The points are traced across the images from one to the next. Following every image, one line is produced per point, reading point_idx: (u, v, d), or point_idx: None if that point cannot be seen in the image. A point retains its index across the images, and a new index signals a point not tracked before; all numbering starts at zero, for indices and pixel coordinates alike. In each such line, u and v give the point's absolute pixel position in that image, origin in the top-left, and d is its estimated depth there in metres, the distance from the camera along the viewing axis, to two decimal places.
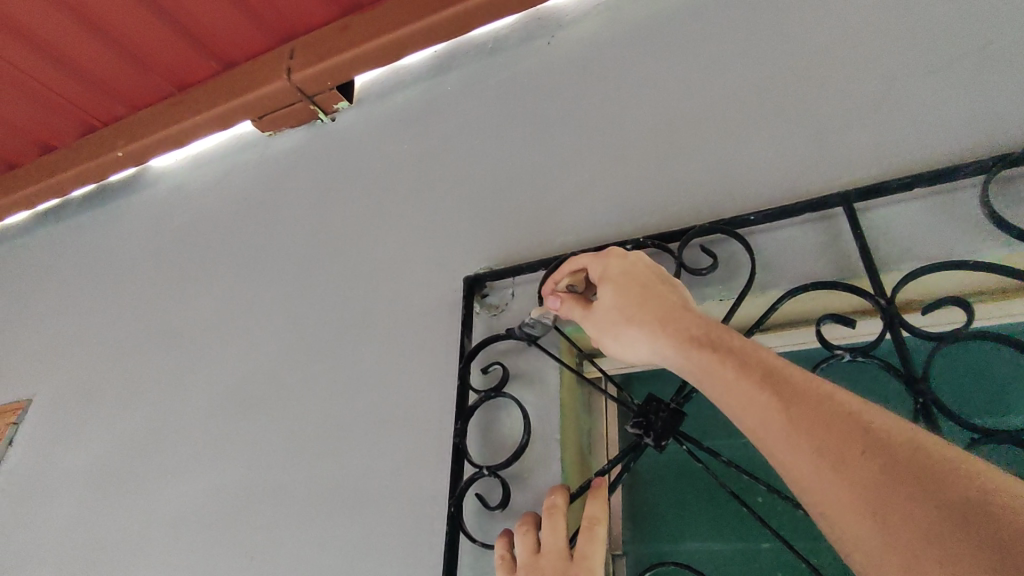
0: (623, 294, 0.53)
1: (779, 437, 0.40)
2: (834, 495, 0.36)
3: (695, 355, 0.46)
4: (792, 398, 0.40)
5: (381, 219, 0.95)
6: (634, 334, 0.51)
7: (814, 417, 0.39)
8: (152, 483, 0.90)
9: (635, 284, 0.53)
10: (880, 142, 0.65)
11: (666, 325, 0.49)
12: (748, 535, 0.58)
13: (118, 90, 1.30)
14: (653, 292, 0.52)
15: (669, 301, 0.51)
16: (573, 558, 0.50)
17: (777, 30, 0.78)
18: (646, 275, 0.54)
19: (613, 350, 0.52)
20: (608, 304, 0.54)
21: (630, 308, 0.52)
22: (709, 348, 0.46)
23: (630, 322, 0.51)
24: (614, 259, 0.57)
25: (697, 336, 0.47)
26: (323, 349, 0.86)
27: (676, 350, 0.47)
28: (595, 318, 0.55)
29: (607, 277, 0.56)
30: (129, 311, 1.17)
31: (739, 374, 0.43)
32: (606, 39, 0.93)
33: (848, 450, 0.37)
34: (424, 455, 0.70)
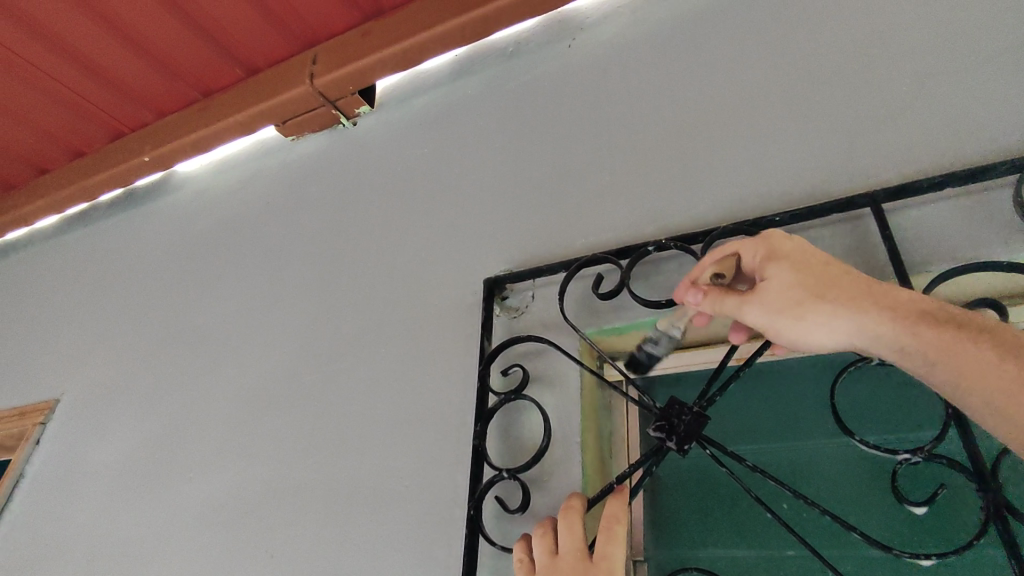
0: (803, 273, 0.49)
1: (952, 362, 0.43)
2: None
3: (908, 320, 0.44)
4: (969, 333, 0.43)
5: (400, 222, 0.96)
6: (834, 313, 0.47)
7: (1002, 347, 0.42)
8: (174, 480, 0.92)
9: (816, 261, 0.49)
10: (909, 143, 0.64)
11: (872, 302, 0.46)
12: (772, 543, 0.57)
13: (146, 96, 1.32)
14: (839, 270, 0.48)
15: (853, 273, 0.48)
16: (593, 559, 0.49)
17: (802, 32, 0.78)
18: (817, 251, 0.51)
19: (801, 332, 0.48)
20: (783, 283, 0.49)
21: (818, 285, 0.48)
22: (927, 314, 0.45)
23: (821, 299, 0.47)
24: (775, 239, 0.53)
25: (897, 301, 0.46)
26: (344, 351, 0.87)
27: (892, 323, 0.45)
28: (764, 302, 0.50)
29: (775, 257, 0.51)
30: (155, 311, 1.20)
31: (921, 316, 0.45)
32: (627, 40, 0.93)
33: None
34: (443, 457, 0.70)
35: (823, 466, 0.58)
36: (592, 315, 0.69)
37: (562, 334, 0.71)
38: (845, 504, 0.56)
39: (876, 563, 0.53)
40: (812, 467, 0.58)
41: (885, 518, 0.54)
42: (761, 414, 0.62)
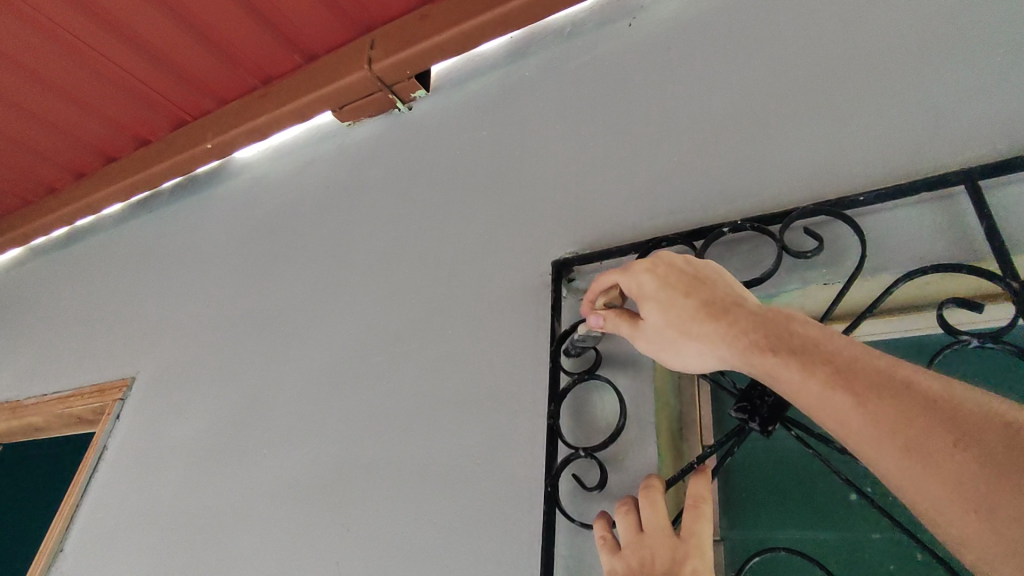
0: (667, 310, 0.54)
1: (810, 395, 0.43)
2: (878, 449, 0.39)
3: (742, 349, 0.48)
4: (816, 362, 0.44)
5: (460, 205, 0.97)
6: (693, 345, 0.52)
7: (834, 378, 0.42)
8: (248, 455, 0.97)
9: (675, 294, 0.54)
10: (1006, 116, 0.61)
11: (718, 332, 0.50)
12: (855, 525, 0.57)
13: (206, 84, 1.36)
14: (694, 299, 0.53)
15: (705, 299, 0.52)
16: (681, 537, 0.49)
17: (883, 2, 0.74)
18: (680, 279, 0.55)
19: (677, 363, 0.54)
20: (656, 322, 0.55)
21: (678, 320, 0.53)
22: (761, 344, 0.47)
23: (685, 334, 0.52)
24: (641, 274, 0.57)
25: (734, 324, 0.49)
26: (409, 333, 0.89)
27: (733, 351, 0.49)
28: (646, 336, 0.56)
29: (646, 296, 0.56)
30: (221, 294, 1.25)
31: (763, 346, 0.47)
32: (690, 18, 0.91)
33: (876, 406, 0.40)
34: (516, 436, 0.71)
35: None
36: None
37: None
38: None
39: None
40: None
41: None
42: None
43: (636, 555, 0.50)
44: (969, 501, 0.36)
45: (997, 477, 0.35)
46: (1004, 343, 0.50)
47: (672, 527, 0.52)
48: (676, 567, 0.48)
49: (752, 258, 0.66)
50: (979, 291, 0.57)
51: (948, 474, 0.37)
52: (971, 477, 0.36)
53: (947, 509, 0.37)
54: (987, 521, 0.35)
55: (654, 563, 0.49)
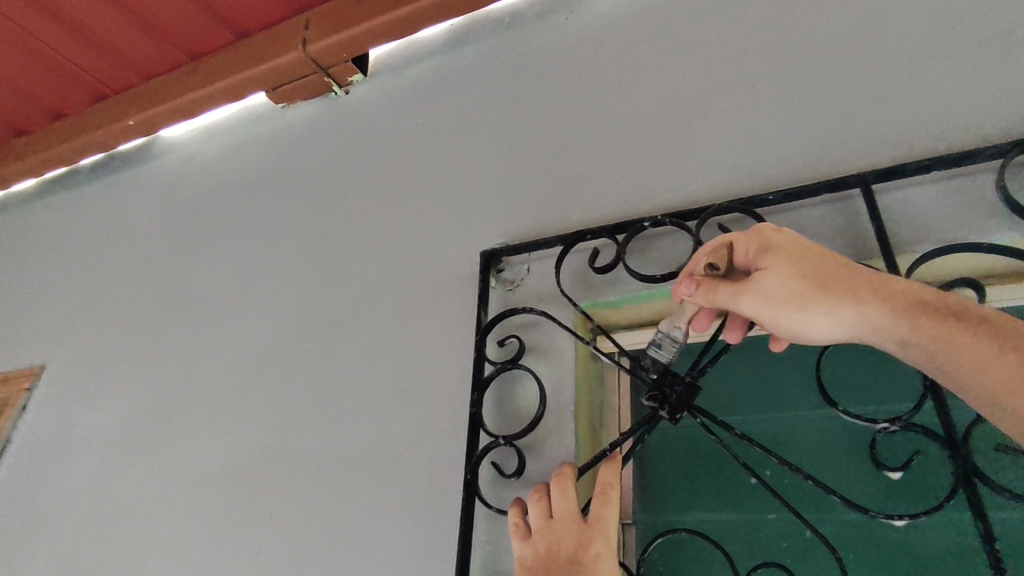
0: (798, 266, 0.48)
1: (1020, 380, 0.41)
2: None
3: (917, 323, 0.44)
4: (1017, 343, 0.42)
5: (394, 193, 0.96)
6: (843, 311, 0.46)
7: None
8: (166, 447, 0.93)
9: (808, 252, 0.49)
10: (903, 124, 0.65)
11: (882, 300, 0.46)
12: (754, 506, 0.61)
13: (129, 58, 1.28)
14: (842, 263, 0.48)
15: (845, 262, 0.48)
16: (587, 522, 0.51)
17: (801, 9, 0.78)
18: (817, 243, 0.50)
19: (799, 327, 0.48)
20: (778, 276, 0.49)
21: (811, 277, 0.48)
22: (941, 313, 0.44)
23: (818, 292, 0.47)
24: (764, 229, 0.52)
25: (898, 293, 0.46)
26: (338, 321, 0.87)
27: (903, 321, 0.45)
28: (767, 297, 0.49)
29: (768, 249, 0.51)
30: (141, 279, 1.19)
31: (944, 318, 0.44)
32: (625, 16, 0.92)
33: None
34: (440, 426, 0.71)
35: (805, 434, 0.60)
36: (587, 288, 0.71)
37: (558, 307, 0.72)
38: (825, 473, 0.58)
39: (853, 526, 0.56)
40: (794, 438, 0.60)
41: (865, 486, 0.57)
42: (747, 385, 0.64)
43: (545, 541, 0.52)
44: None
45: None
46: None
47: (581, 513, 0.53)
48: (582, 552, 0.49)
49: (669, 253, 0.68)
50: None
51: None
52: None
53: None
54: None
55: (560, 549, 0.50)
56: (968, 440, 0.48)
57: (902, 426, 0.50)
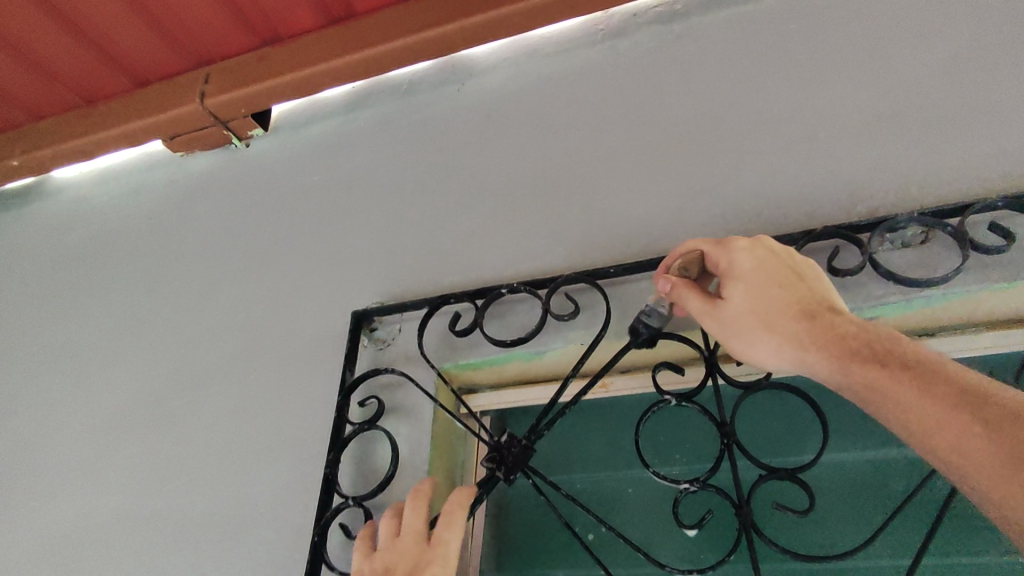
0: (756, 296, 0.55)
1: (937, 421, 0.45)
2: (1009, 481, 0.41)
3: (841, 355, 0.50)
4: (935, 384, 0.46)
5: (282, 249, 0.98)
6: (775, 341, 0.53)
7: (961, 404, 0.45)
8: (15, 509, 0.87)
9: (767, 283, 0.55)
10: (726, 210, 0.75)
11: (814, 335, 0.52)
12: (586, 564, 0.64)
13: (17, 98, 1.25)
14: (795, 295, 0.55)
15: (799, 297, 0.54)
16: (429, 543, 0.53)
17: (654, 101, 0.88)
18: (778, 269, 0.56)
19: (750, 354, 0.55)
20: (739, 305, 0.56)
21: (768, 310, 0.55)
22: (866, 354, 0.49)
23: (769, 325, 0.54)
24: (737, 251, 0.58)
25: (846, 332, 0.51)
26: (211, 377, 0.86)
27: (825, 358, 0.51)
28: (721, 319, 0.56)
29: (735, 275, 0.57)
30: (12, 326, 1.13)
31: (876, 360, 0.49)
32: (509, 92, 1.00)
33: (1011, 436, 0.42)
34: (300, 485, 0.72)
35: (638, 492, 0.66)
36: (450, 350, 0.75)
37: (422, 368, 0.76)
38: (648, 530, 0.64)
39: None
40: (624, 497, 0.66)
41: (680, 542, 0.62)
42: (593, 445, 0.70)
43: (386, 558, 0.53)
44: None
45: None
46: (694, 402, 0.60)
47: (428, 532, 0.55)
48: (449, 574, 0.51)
49: (525, 318, 0.73)
50: (687, 356, 0.68)
51: None
52: None
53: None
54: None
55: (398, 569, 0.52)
56: (750, 499, 0.54)
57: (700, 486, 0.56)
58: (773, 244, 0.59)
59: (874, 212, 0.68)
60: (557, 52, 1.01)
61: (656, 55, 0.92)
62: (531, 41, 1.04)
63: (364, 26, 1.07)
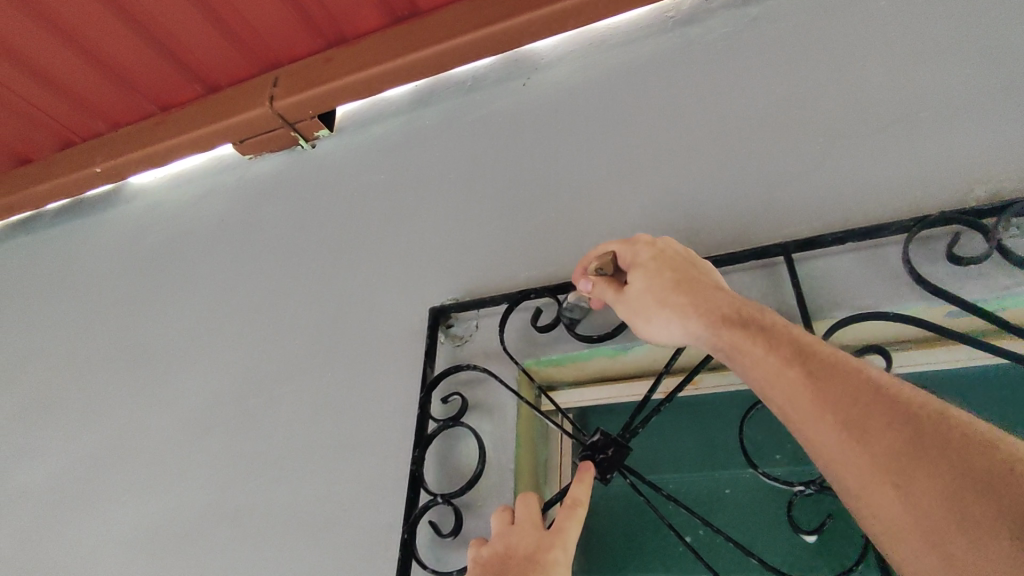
0: (653, 279, 0.57)
1: (775, 375, 0.46)
2: (820, 424, 0.42)
3: (713, 323, 0.51)
4: (775, 342, 0.47)
5: (353, 248, 0.98)
6: (666, 317, 0.55)
7: (792, 358, 0.46)
8: (105, 502, 0.90)
9: (662, 268, 0.57)
10: (822, 197, 0.70)
11: (695, 307, 0.53)
12: (686, 568, 0.61)
13: (98, 108, 1.30)
14: (683, 275, 0.56)
15: (690, 277, 0.56)
16: (549, 530, 0.52)
17: (734, 87, 0.84)
18: (674, 258, 0.58)
19: (647, 331, 0.56)
20: (639, 288, 0.58)
21: (660, 290, 0.56)
22: (730, 320, 0.51)
23: (662, 304, 0.55)
24: (640, 245, 0.60)
25: (718, 305, 0.52)
26: (289, 375, 0.87)
27: (701, 326, 0.52)
28: (627, 302, 0.58)
29: (637, 264, 0.59)
30: (96, 326, 1.17)
31: (736, 325, 0.50)
32: (577, 84, 0.98)
33: (826, 385, 0.43)
34: (383, 482, 0.72)
35: (737, 494, 0.63)
36: (530, 346, 0.73)
37: (503, 364, 0.74)
38: (752, 534, 0.61)
39: None
40: (723, 499, 0.63)
41: (789, 547, 0.59)
42: (685, 445, 0.67)
43: (503, 544, 0.53)
44: (860, 448, 0.40)
45: (936, 460, 0.38)
46: None
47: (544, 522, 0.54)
48: (550, 574, 0.49)
49: (610, 313, 0.71)
50: None
51: (878, 436, 0.40)
52: (902, 454, 0.39)
53: (881, 495, 0.39)
54: (923, 518, 0.37)
55: (517, 551, 0.51)
56: None
57: (817, 489, 0.53)
58: (673, 241, 0.61)
59: (997, 193, 0.62)
60: (626, 42, 0.98)
61: (735, 39, 0.89)
62: (597, 32, 1.02)
63: (428, 24, 1.07)
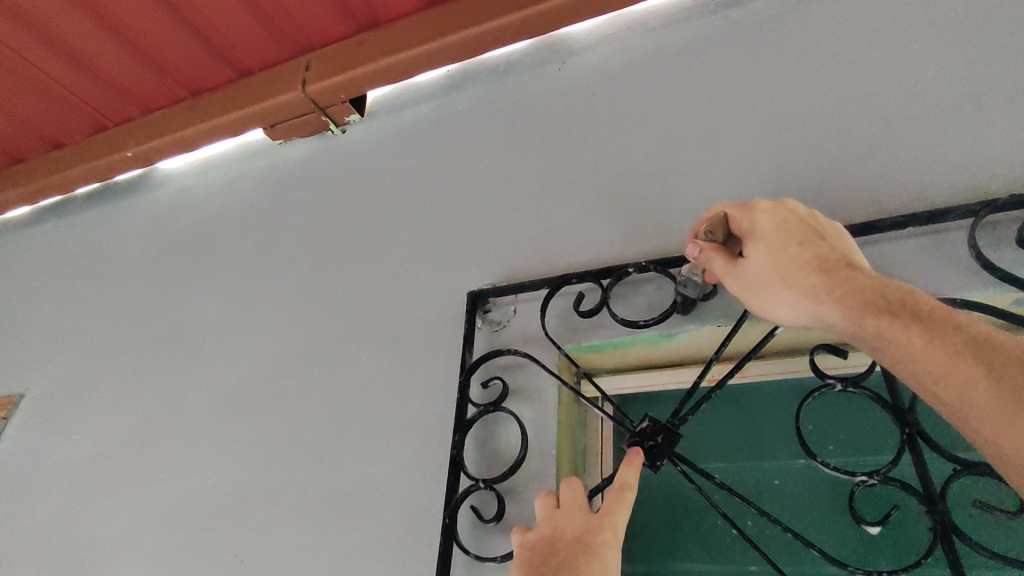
0: (778, 252, 0.53)
1: (944, 368, 0.44)
2: (1009, 424, 0.41)
3: (854, 305, 0.47)
4: (943, 332, 0.45)
5: (386, 232, 0.97)
6: (792, 294, 0.51)
7: (967, 350, 0.44)
8: (139, 482, 0.91)
9: (788, 241, 0.53)
10: (877, 181, 0.68)
11: (829, 284, 0.49)
12: (735, 558, 0.60)
13: (130, 91, 1.31)
14: (812, 250, 0.52)
15: (820, 252, 0.52)
16: (597, 513, 0.50)
17: (780, 71, 0.82)
18: (799, 228, 0.54)
19: (765, 309, 0.52)
20: (759, 262, 0.53)
21: (788, 266, 0.52)
22: (879, 302, 0.47)
23: (789, 281, 0.51)
24: (759, 212, 0.56)
25: (859, 285, 0.48)
26: (323, 358, 0.87)
27: (839, 307, 0.48)
28: (742, 275, 0.54)
29: (756, 235, 0.55)
30: (128, 309, 1.18)
31: (887, 308, 0.46)
32: (615, 68, 0.96)
33: (1012, 382, 0.42)
34: (421, 466, 0.71)
35: (787, 484, 0.61)
36: (572, 331, 0.72)
37: (544, 349, 0.73)
38: (803, 521, 0.60)
39: None
40: (773, 489, 0.61)
41: (842, 538, 0.58)
42: (731, 433, 0.66)
43: (548, 528, 0.50)
44: None
45: None
46: (862, 387, 0.55)
47: (589, 507, 0.52)
48: (599, 556, 0.47)
49: (654, 299, 0.69)
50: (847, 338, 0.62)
51: None
52: None
53: None
54: None
55: (565, 532, 0.49)
56: (944, 495, 0.50)
57: (880, 480, 0.52)
58: (795, 207, 0.56)
59: None
60: (665, 25, 0.96)
61: (781, 22, 0.86)
62: (635, 16, 0.99)
63: (462, 7, 1.06)
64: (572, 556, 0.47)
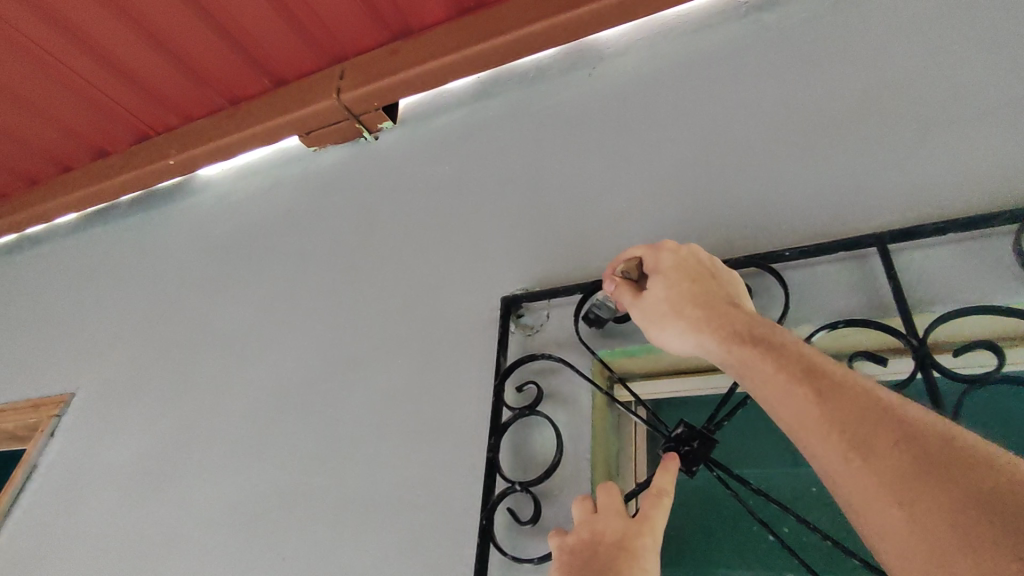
0: (672, 288, 0.56)
1: (778, 389, 0.44)
2: (824, 440, 0.40)
3: (723, 336, 0.50)
4: (783, 358, 0.45)
5: (418, 238, 0.99)
6: (680, 324, 0.53)
7: (800, 374, 0.44)
8: (185, 480, 0.95)
9: (683, 279, 0.56)
10: (918, 185, 0.67)
11: (707, 317, 0.52)
12: (773, 564, 0.60)
13: (173, 102, 1.36)
14: (701, 288, 0.55)
15: (709, 291, 0.54)
16: (635, 517, 0.50)
17: (815, 74, 0.81)
18: (696, 268, 0.57)
19: (658, 338, 0.55)
20: (657, 296, 0.56)
21: (677, 300, 0.55)
22: (742, 335, 0.49)
23: (678, 314, 0.54)
24: (662, 252, 0.59)
25: (729, 320, 0.51)
26: (359, 361, 0.89)
27: (711, 337, 0.51)
28: (644, 308, 0.57)
29: (658, 271, 0.58)
30: (171, 311, 1.23)
31: (746, 338, 0.48)
32: (646, 73, 0.96)
33: (833, 402, 0.41)
34: (456, 468, 0.73)
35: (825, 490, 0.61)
36: (605, 336, 0.72)
37: (577, 354, 0.74)
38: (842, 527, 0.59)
39: None
40: (811, 494, 0.61)
41: None
42: (767, 439, 0.66)
43: (586, 532, 0.51)
44: (865, 467, 0.38)
45: (936, 480, 0.35)
46: None
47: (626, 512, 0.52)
48: (639, 559, 0.47)
49: None
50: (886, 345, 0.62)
51: (881, 456, 0.37)
52: (910, 473, 0.36)
53: (886, 516, 0.36)
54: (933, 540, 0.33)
55: (604, 535, 0.50)
56: None
57: None
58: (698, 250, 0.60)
59: None
60: (697, 29, 0.96)
61: (816, 24, 0.86)
62: (666, 20, 0.99)
63: (493, 15, 1.07)
64: (612, 559, 0.48)
